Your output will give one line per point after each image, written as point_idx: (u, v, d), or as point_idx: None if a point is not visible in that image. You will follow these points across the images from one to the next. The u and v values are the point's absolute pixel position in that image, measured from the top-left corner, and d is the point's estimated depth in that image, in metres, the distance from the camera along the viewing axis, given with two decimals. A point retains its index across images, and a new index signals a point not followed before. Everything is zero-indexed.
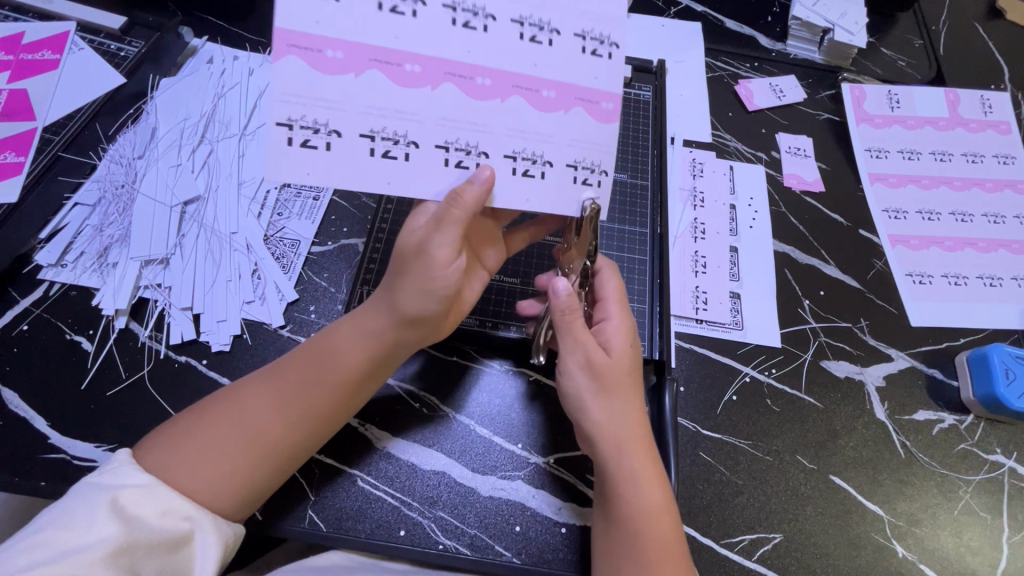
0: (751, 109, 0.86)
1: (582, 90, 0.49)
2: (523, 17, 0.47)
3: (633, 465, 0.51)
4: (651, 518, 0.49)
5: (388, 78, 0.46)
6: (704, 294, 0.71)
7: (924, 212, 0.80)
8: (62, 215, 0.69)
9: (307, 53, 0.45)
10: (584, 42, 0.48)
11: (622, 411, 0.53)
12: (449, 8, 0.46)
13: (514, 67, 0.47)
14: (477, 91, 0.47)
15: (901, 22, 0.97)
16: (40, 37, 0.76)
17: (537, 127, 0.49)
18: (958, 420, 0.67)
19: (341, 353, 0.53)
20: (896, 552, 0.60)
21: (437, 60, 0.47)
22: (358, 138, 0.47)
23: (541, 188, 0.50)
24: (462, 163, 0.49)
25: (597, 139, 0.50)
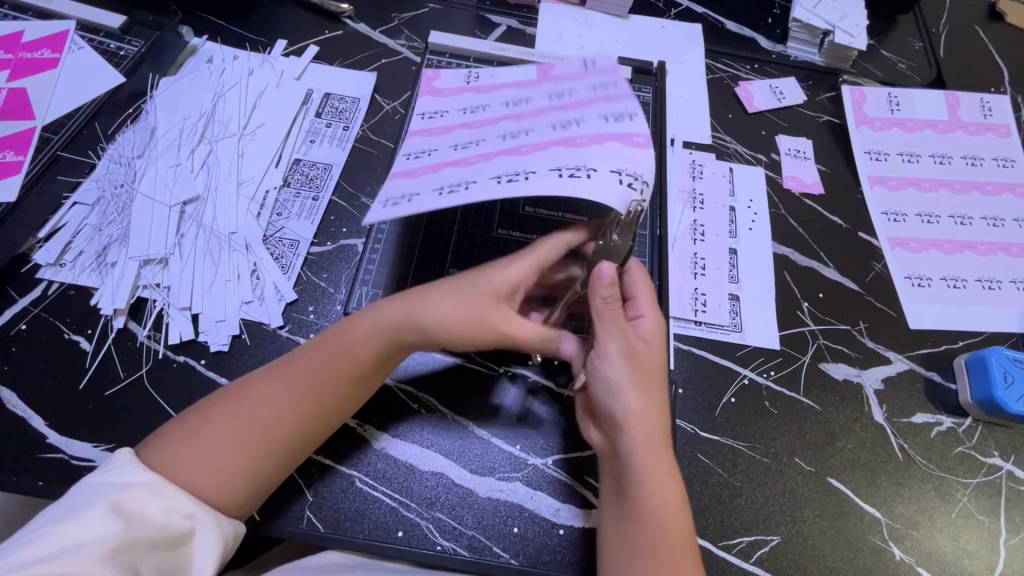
0: (751, 111, 0.86)
1: (613, 133, 0.53)
2: (557, 122, 0.55)
3: (653, 459, 0.51)
4: (667, 513, 0.50)
5: (458, 165, 0.51)
6: (703, 296, 0.71)
7: (923, 215, 0.80)
8: (60, 214, 0.68)
9: (404, 175, 0.52)
10: (607, 117, 0.55)
11: (648, 405, 0.52)
12: (503, 138, 0.54)
13: (553, 137, 0.53)
14: (524, 151, 0.51)
15: (901, 25, 0.97)
16: (39, 35, 0.76)
17: (577, 155, 0.51)
18: (956, 423, 0.67)
19: (354, 351, 0.53)
20: (894, 555, 0.60)
21: (496, 153, 0.52)
22: (433, 191, 0.48)
23: (588, 184, 0.48)
24: (512, 177, 0.47)
25: (633, 161, 0.52)
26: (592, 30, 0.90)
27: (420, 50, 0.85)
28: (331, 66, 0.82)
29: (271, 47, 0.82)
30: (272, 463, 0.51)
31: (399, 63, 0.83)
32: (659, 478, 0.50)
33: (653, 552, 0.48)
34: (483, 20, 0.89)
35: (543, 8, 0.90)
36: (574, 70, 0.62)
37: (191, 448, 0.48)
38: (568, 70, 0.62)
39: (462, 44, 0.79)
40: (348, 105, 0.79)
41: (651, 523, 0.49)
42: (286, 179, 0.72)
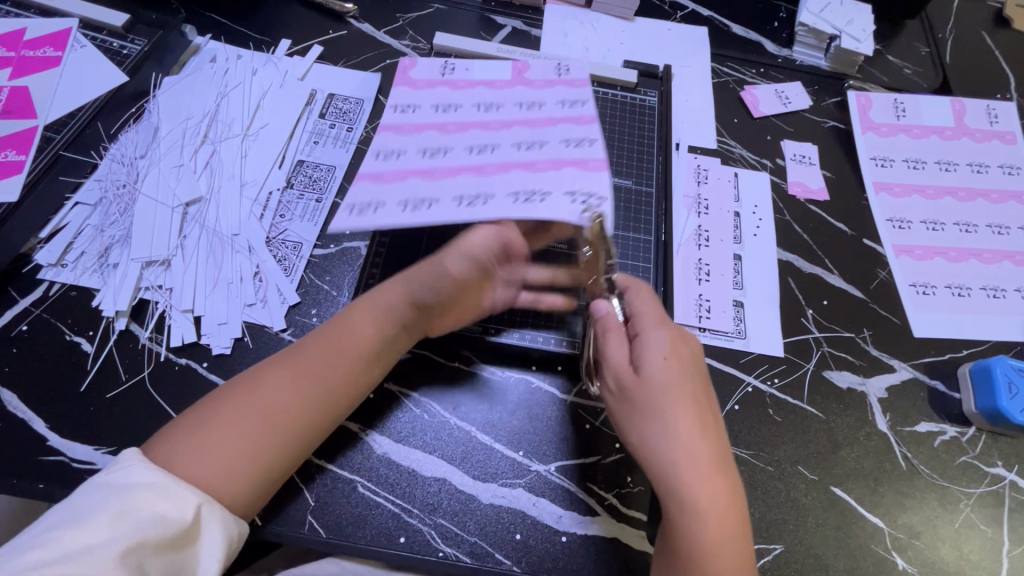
0: (756, 116, 0.85)
1: (573, 159, 0.57)
2: (522, 142, 0.58)
3: (702, 489, 0.50)
4: (717, 539, 0.49)
5: (424, 179, 0.54)
6: (707, 302, 0.71)
7: (929, 222, 0.80)
8: (62, 215, 0.68)
9: (371, 178, 0.55)
10: (568, 141, 0.58)
11: (689, 439, 0.51)
12: (471, 150, 0.57)
13: (514, 159, 0.56)
14: (486, 171, 0.55)
15: (908, 29, 0.97)
16: (41, 33, 0.75)
17: (532, 183, 0.54)
18: (959, 432, 0.67)
19: (353, 332, 0.56)
20: (896, 565, 0.60)
21: (459, 167, 0.56)
22: (395, 206, 0.52)
23: (542, 207, 0.51)
24: (473, 199, 0.52)
25: (589, 180, 0.55)
26: (598, 32, 0.89)
27: (424, 50, 0.84)
28: (335, 66, 0.81)
29: (275, 46, 0.82)
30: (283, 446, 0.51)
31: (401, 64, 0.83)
32: (709, 506, 0.50)
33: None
34: (487, 22, 0.89)
35: (548, 10, 0.90)
36: (548, 77, 0.66)
37: (201, 437, 0.49)
38: (542, 77, 0.66)
39: (466, 45, 0.79)
40: (352, 106, 0.78)
41: (700, 552, 0.49)
42: (289, 180, 0.72)
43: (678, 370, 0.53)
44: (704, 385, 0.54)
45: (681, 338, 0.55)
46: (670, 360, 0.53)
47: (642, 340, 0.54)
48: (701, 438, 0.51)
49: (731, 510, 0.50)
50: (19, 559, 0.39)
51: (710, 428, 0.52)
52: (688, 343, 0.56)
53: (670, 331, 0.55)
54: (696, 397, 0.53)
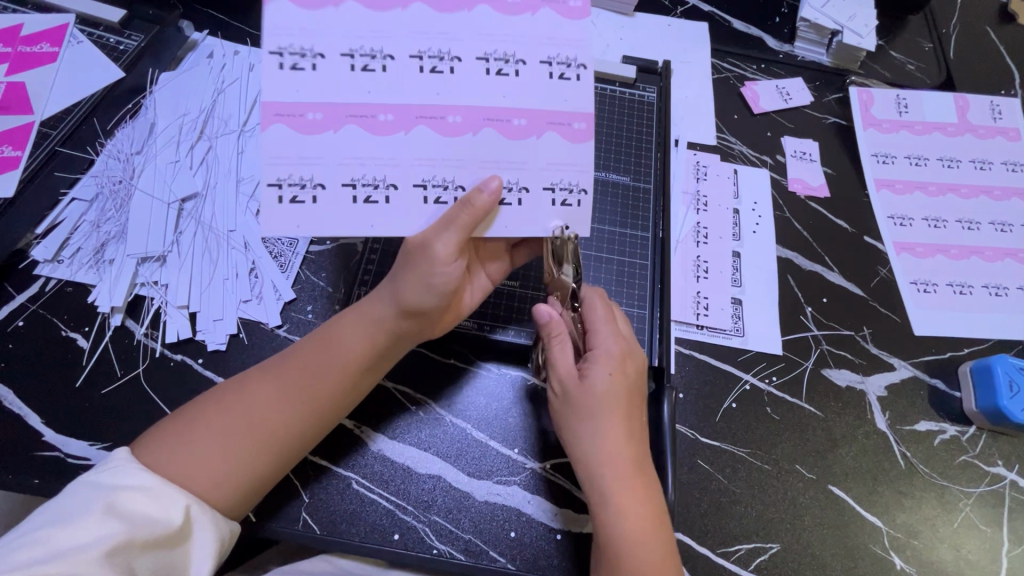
0: (757, 112, 0.85)
1: (553, 115, 0.49)
2: (488, 54, 0.48)
3: (625, 488, 0.51)
4: (637, 541, 0.50)
5: (367, 132, 0.48)
6: (705, 299, 0.70)
7: (930, 219, 0.79)
8: (59, 210, 0.68)
9: (288, 121, 0.47)
10: (551, 67, 0.49)
11: (613, 441, 0.52)
12: (415, 59, 0.48)
13: (484, 100, 0.48)
14: (448, 129, 0.48)
15: (911, 25, 0.96)
16: (38, 29, 0.75)
17: (508, 154, 0.49)
18: (960, 431, 0.66)
19: (345, 343, 0.53)
20: (893, 564, 0.59)
21: (406, 107, 0.48)
22: (341, 188, 0.48)
23: (517, 214, 0.50)
24: (439, 199, 0.49)
25: (569, 158, 0.50)
26: (596, 27, 0.89)
27: None
28: None
29: None
30: (271, 460, 0.50)
31: None
32: (630, 507, 0.51)
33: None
34: None
35: None
36: None
37: (185, 445, 0.48)
38: None
39: None
40: None
41: (618, 551, 0.49)
42: None
43: (620, 383, 0.53)
44: (639, 396, 0.56)
45: (629, 354, 0.56)
46: (615, 375, 0.54)
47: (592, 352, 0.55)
48: (628, 444, 0.53)
49: (652, 515, 0.51)
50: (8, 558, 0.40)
51: (635, 433, 0.54)
52: (636, 360, 0.56)
53: (619, 346, 0.55)
54: (631, 407, 0.54)
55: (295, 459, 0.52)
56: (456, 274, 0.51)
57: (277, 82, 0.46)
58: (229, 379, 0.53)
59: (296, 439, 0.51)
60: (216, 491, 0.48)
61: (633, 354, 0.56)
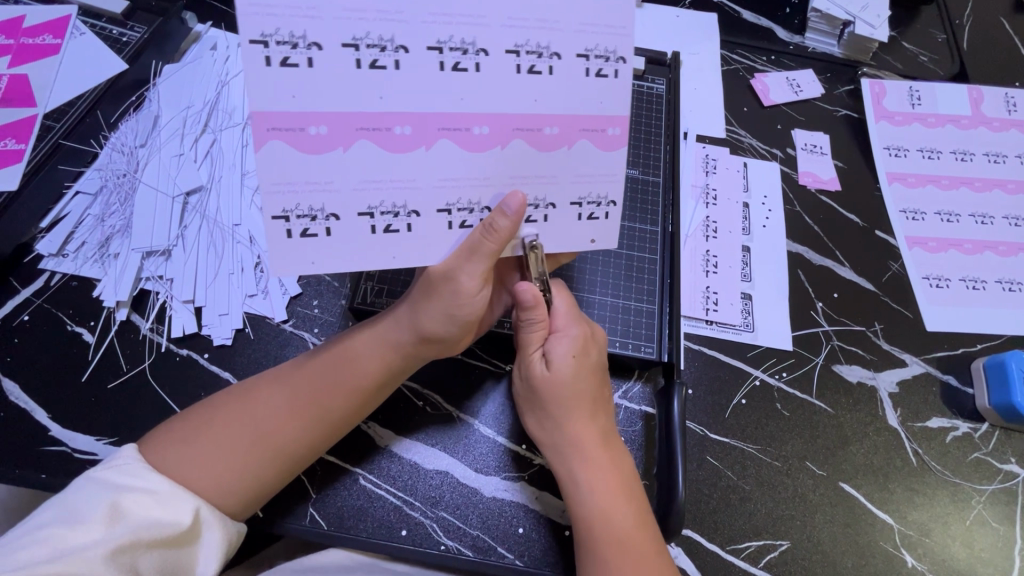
0: (767, 104, 0.83)
1: (586, 121, 0.47)
2: (518, 45, 0.43)
3: (594, 469, 0.51)
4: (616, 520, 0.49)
5: (379, 147, 0.44)
6: (714, 295, 0.70)
7: (943, 214, 0.78)
8: (62, 204, 0.68)
9: (289, 138, 0.42)
10: (588, 62, 0.45)
11: (579, 425, 0.52)
12: (435, 50, 0.43)
13: (512, 109, 0.45)
14: (475, 142, 0.45)
15: (924, 15, 0.94)
16: (40, 20, 0.74)
17: (538, 167, 0.47)
18: (972, 428, 0.65)
19: (359, 363, 0.52)
20: (904, 562, 0.59)
21: (427, 117, 0.44)
22: (357, 219, 0.46)
23: (544, 231, 0.50)
24: (464, 223, 0.48)
25: (601, 169, 0.48)
26: None
27: None
28: None
29: None
30: (286, 474, 0.51)
31: None
32: (601, 486, 0.51)
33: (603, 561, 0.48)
34: None
35: None
36: None
37: (194, 447, 0.48)
38: None
39: None
40: None
41: (596, 533, 0.49)
42: None
43: (581, 366, 0.53)
44: (603, 381, 0.55)
45: (592, 337, 0.55)
46: (577, 357, 0.53)
47: (552, 338, 0.54)
48: (593, 424, 0.53)
49: (627, 492, 0.51)
50: (11, 557, 0.39)
51: (601, 415, 0.54)
52: (598, 344, 0.56)
53: (581, 330, 0.54)
54: (594, 388, 0.54)
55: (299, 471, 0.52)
56: (480, 301, 0.51)
57: (263, 83, 0.41)
58: (242, 382, 0.53)
59: (311, 455, 0.52)
60: (233, 503, 0.48)
61: (596, 340, 0.55)
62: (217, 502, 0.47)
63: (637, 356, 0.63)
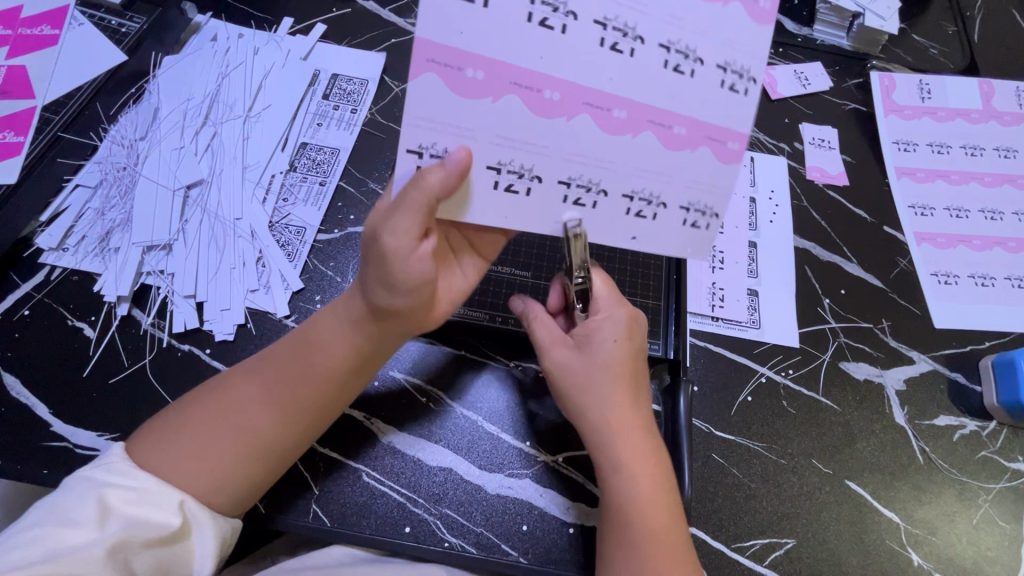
0: (774, 98, 0.82)
1: (713, 130, 0.44)
2: (670, 42, 0.42)
3: (633, 452, 0.50)
4: (652, 503, 0.49)
5: (527, 106, 0.43)
6: (720, 291, 0.69)
7: (952, 209, 0.77)
8: (62, 198, 0.67)
9: (445, 75, 0.41)
10: (668, 55, 0.42)
11: (623, 407, 0.51)
12: (600, 26, 0.41)
13: (649, 99, 0.43)
14: (612, 125, 0.44)
15: (935, 7, 0.93)
16: (39, 11, 0.73)
17: (656, 164, 0.45)
18: (980, 426, 0.65)
19: (327, 346, 0.51)
20: (911, 560, 0.58)
21: (576, 88, 0.43)
22: (485, 171, 0.44)
23: (649, 228, 0.47)
24: (578, 200, 0.46)
25: (716, 181, 0.45)
26: None
27: None
28: (338, 45, 0.78)
29: (278, 25, 0.79)
30: (267, 466, 0.49)
31: (408, 44, 0.79)
32: (642, 471, 0.50)
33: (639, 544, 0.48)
34: None
35: None
36: None
37: (171, 442, 0.46)
38: None
39: None
40: (356, 87, 0.76)
41: (634, 515, 0.49)
42: (292, 163, 0.70)
43: (627, 350, 0.52)
44: (643, 364, 0.55)
45: (635, 321, 0.55)
46: (621, 343, 0.53)
47: (594, 322, 0.54)
48: (635, 409, 0.52)
49: (665, 478, 0.51)
50: (6, 557, 0.40)
51: (642, 398, 0.53)
52: (640, 327, 0.55)
53: (625, 312, 0.54)
54: (637, 373, 0.53)
55: (281, 464, 0.50)
56: (425, 264, 0.46)
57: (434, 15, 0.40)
58: (218, 377, 0.52)
59: (294, 444, 0.51)
60: (215, 499, 0.47)
61: (638, 324, 0.55)
62: (204, 498, 0.46)
63: None
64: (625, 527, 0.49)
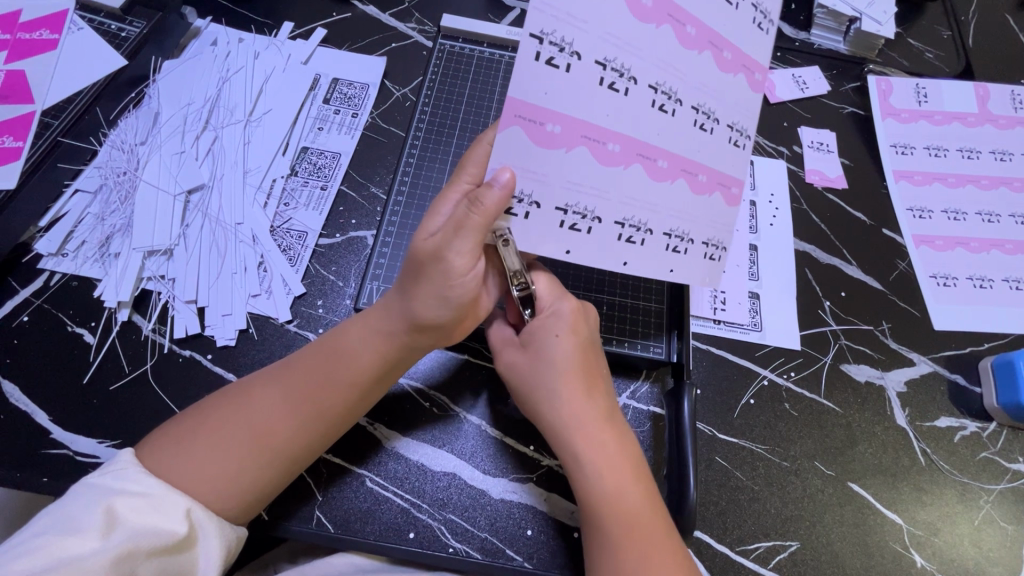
0: (773, 101, 0.83)
1: (723, 177, 0.51)
2: (699, 104, 0.48)
3: (594, 445, 0.51)
4: (620, 496, 0.49)
5: (594, 157, 0.46)
6: (722, 294, 0.69)
7: (950, 212, 0.78)
8: (62, 203, 0.67)
9: (528, 127, 0.44)
10: (696, 115, 0.48)
11: (577, 400, 0.52)
12: (653, 89, 0.46)
13: (687, 151, 0.49)
14: (658, 172, 0.48)
15: (930, 11, 0.93)
16: (37, 15, 0.73)
17: (691, 207, 0.51)
18: (980, 428, 0.65)
19: (355, 354, 0.51)
20: (914, 562, 0.59)
21: (635, 141, 0.47)
22: (554, 211, 0.47)
23: (683, 261, 0.52)
24: (631, 238, 0.50)
25: (727, 221, 0.53)
26: None
27: (431, 35, 0.81)
28: (338, 50, 0.78)
29: (278, 30, 0.79)
30: (284, 474, 0.49)
31: (409, 48, 0.79)
32: (608, 462, 0.50)
33: (612, 538, 0.48)
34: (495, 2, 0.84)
35: None
36: None
37: (187, 447, 0.47)
38: None
39: (475, 28, 0.76)
40: (357, 91, 0.75)
41: (602, 508, 0.49)
42: (293, 168, 0.70)
43: (576, 342, 0.53)
44: (598, 354, 0.56)
45: (581, 312, 0.56)
46: (570, 336, 0.53)
47: (538, 320, 0.55)
48: (591, 401, 0.52)
49: (637, 469, 0.51)
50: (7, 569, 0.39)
51: (601, 390, 0.54)
52: (587, 318, 0.56)
53: (568, 304, 0.55)
54: (591, 364, 0.54)
55: (297, 470, 0.51)
56: (474, 282, 0.49)
57: (526, 71, 0.43)
58: (238, 380, 0.52)
59: (312, 451, 0.51)
60: (227, 505, 0.47)
61: (585, 314, 0.56)
62: (214, 505, 0.46)
63: (646, 356, 0.63)
64: (595, 520, 0.49)
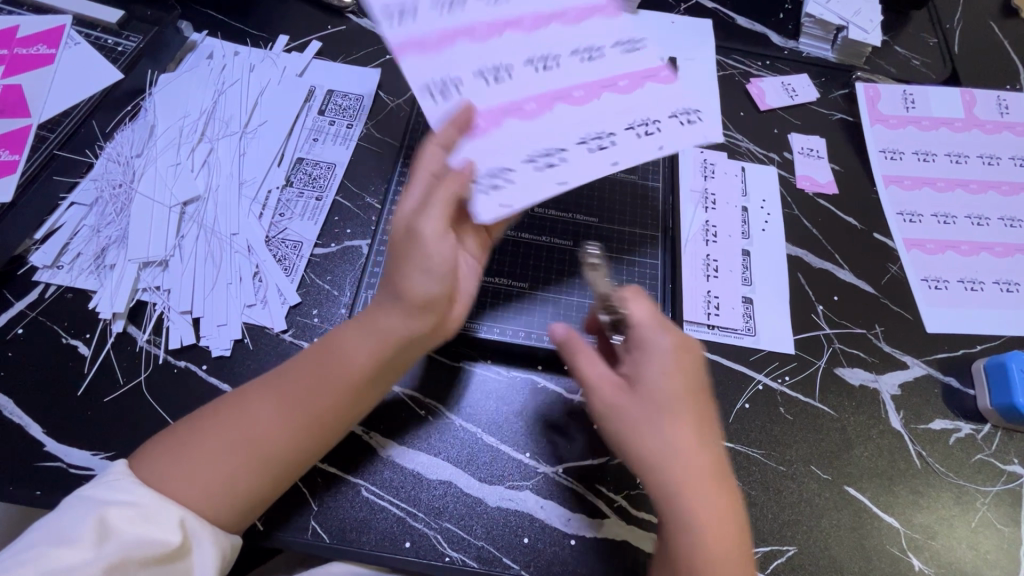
0: (762, 109, 0.84)
1: (643, 71, 0.58)
2: (576, 47, 0.58)
3: (698, 501, 0.49)
4: (719, 560, 0.48)
5: (524, 120, 0.55)
6: (715, 299, 0.69)
7: (940, 216, 0.78)
8: (58, 215, 0.67)
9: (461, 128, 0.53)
10: (578, 53, 0.58)
11: (687, 450, 0.50)
12: (530, 63, 0.57)
13: (592, 79, 0.57)
14: (579, 101, 0.56)
15: (915, 20, 0.95)
16: (34, 31, 0.74)
17: (630, 102, 0.56)
18: (975, 429, 0.65)
19: (348, 358, 0.50)
20: (912, 565, 0.58)
21: (547, 96, 0.56)
22: (524, 165, 0.53)
23: (664, 135, 0.55)
24: (598, 146, 0.54)
25: (671, 92, 0.57)
26: None
27: None
28: (333, 62, 0.79)
29: (273, 43, 0.80)
30: (274, 484, 0.49)
31: None
32: (710, 520, 0.48)
33: None
34: None
35: None
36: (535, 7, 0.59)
37: (181, 456, 0.47)
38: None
39: None
40: (352, 102, 0.76)
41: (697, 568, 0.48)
42: (288, 178, 0.71)
43: (682, 384, 0.51)
44: (706, 397, 0.53)
45: (684, 349, 0.54)
46: (674, 377, 0.52)
47: (641, 355, 0.53)
48: (702, 452, 0.50)
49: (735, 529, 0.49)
50: None
51: (709, 437, 0.51)
52: (692, 356, 0.54)
53: (672, 342, 0.53)
54: (697, 408, 0.52)
55: (289, 479, 0.50)
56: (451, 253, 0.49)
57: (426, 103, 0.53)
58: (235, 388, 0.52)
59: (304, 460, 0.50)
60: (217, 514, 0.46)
61: (688, 353, 0.54)
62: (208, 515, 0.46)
63: None
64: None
